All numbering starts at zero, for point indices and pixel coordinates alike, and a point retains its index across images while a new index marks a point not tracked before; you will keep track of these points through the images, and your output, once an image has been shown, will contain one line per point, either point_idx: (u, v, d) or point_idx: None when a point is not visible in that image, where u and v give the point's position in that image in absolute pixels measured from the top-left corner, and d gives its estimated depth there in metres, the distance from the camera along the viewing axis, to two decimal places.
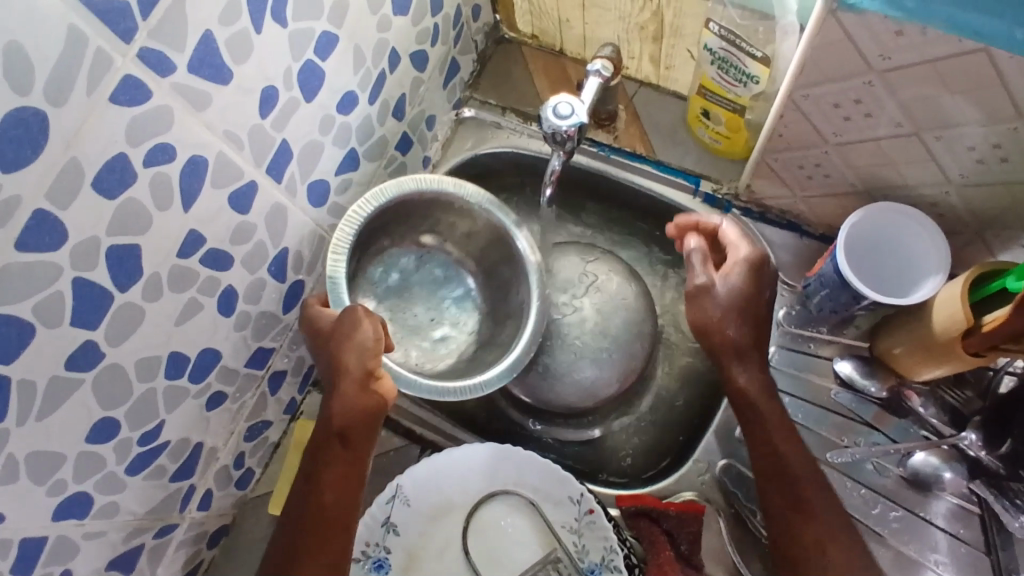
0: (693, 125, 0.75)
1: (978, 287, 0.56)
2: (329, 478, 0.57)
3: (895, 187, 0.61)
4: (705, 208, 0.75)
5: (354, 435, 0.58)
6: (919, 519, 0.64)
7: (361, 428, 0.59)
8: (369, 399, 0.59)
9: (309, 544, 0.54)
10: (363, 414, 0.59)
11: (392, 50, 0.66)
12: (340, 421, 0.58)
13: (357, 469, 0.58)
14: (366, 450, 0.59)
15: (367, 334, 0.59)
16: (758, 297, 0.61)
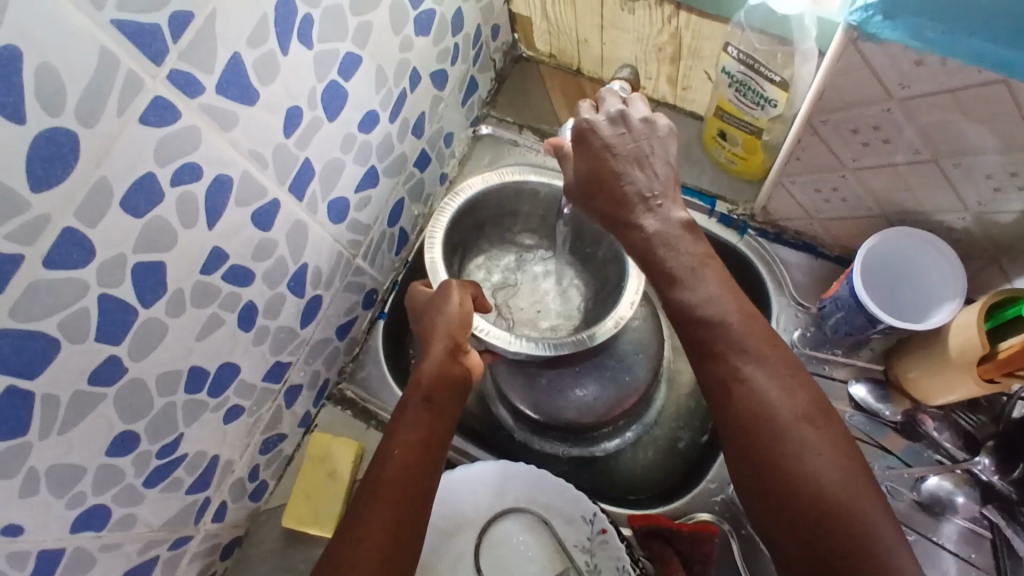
0: (708, 145, 0.76)
1: (994, 315, 0.56)
2: (409, 428, 0.53)
3: (912, 212, 0.61)
4: (721, 229, 0.75)
5: (438, 396, 0.56)
6: (931, 542, 0.64)
7: (449, 390, 0.57)
8: (458, 365, 0.59)
9: (384, 491, 0.50)
10: (452, 380, 0.58)
11: (413, 69, 0.67)
12: (428, 377, 0.57)
13: (442, 424, 0.55)
14: (452, 412, 0.56)
15: (455, 304, 0.62)
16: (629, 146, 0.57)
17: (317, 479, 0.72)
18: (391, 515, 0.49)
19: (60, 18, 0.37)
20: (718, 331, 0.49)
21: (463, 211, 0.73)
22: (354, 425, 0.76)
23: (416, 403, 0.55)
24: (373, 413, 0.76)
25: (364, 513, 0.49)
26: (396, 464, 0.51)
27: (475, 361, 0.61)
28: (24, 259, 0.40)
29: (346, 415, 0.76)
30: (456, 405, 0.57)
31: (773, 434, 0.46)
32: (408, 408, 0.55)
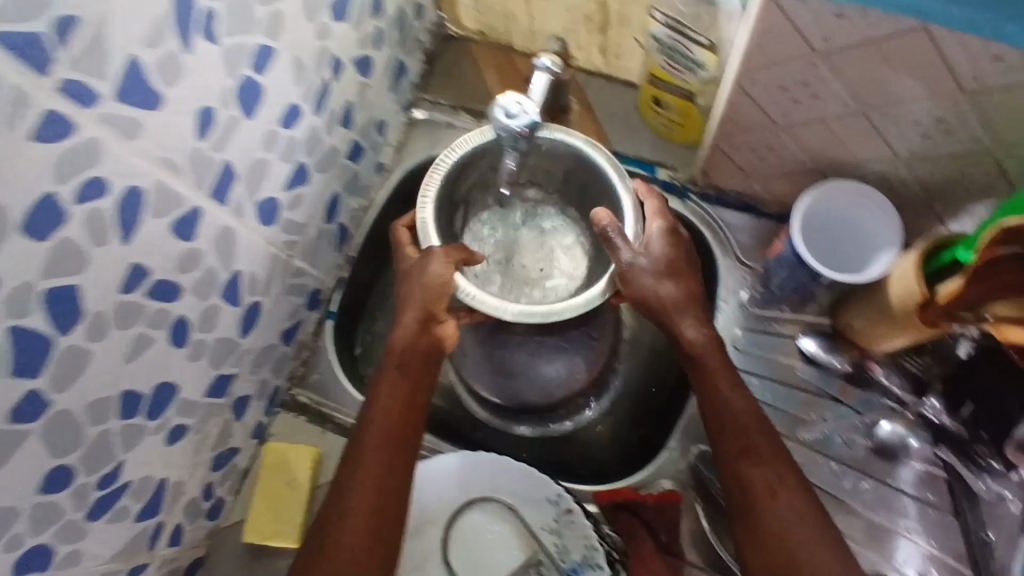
0: (645, 112, 0.74)
1: (930, 264, 0.57)
2: (383, 416, 0.54)
3: (847, 165, 0.61)
4: (662, 196, 0.74)
5: (412, 369, 0.56)
6: (888, 487, 0.66)
7: (417, 366, 0.56)
8: (432, 338, 0.58)
9: (355, 479, 0.51)
10: (424, 352, 0.57)
11: (335, 57, 0.64)
12: (400, 352, 0.57)
13: (416, 398, 0.55)
14: (416, 394, 0.55)
15: (434, 272, 0.59)
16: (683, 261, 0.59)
17: (274, 487, 0.70)
18: (364, 499, 0.50)
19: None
20: (720, 406, 0.54)
21: (463, 165, 0.68)
22: (310, 430, 0.73)
23: (388, 382, 0.56)
24: (328, 416, 0.74)
25: (337, 500, 0.50)
26: (366, 449, 0.52)
27: (450, 332, 0.59)
28: None
29: (300, 421, 0.73)
30: (428, 383, 0.57)
31: (793, 546, 0.47)
32: (380, 397, 0.55)
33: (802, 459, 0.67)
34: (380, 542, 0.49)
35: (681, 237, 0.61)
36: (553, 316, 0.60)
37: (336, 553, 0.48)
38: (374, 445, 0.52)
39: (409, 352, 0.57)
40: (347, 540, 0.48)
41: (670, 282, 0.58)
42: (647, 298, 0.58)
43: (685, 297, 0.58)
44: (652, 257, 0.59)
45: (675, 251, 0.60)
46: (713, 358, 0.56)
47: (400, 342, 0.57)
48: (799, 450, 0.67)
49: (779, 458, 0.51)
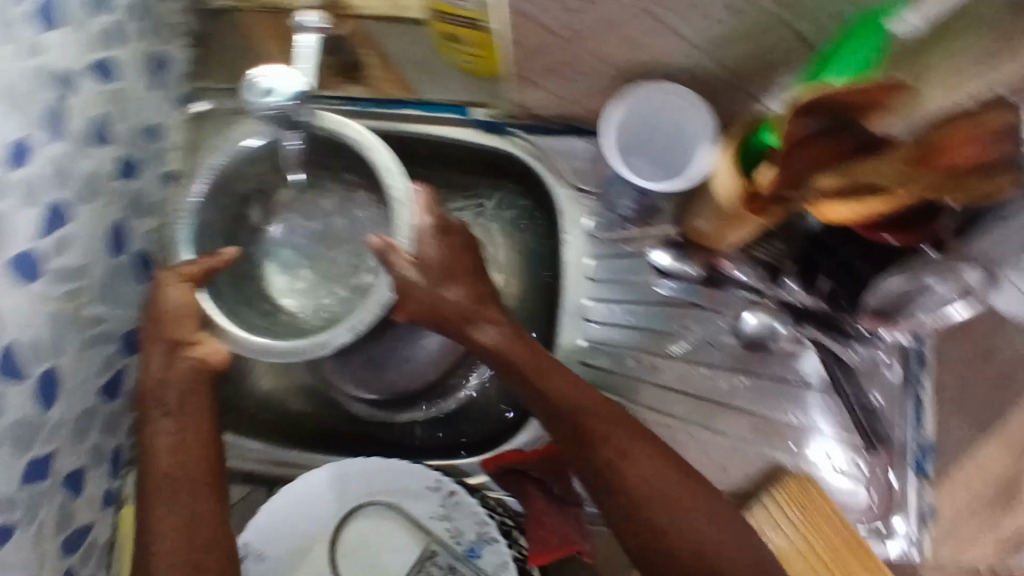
0: (444, 52, 0.67)
1: (746, 151, 0.53)
2: (158, 466, 0.54)
3: (649, 65, 0.57)
4: (483, 136, 0.68)
5: (176, 403, 0.56)
6: (769, 380, 0.65)
7: (175, 396, 0.56)
8: (190, 364, 0.56)
9: (155, 523, 0.52)
10: (180, 382, 0.56)
11: (54, 71, 0.55)
12: (156, 398, 0.56)
13: (201, 427, 0.56)
14: (200, 412, 0.56)
15: (172, 299, 0.56)
16: (464, 255, 0.58)
17: None
18: (171, 537, 0.51)
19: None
20: (545, 391, 0.56)
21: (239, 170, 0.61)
22: None
23: (168, 427, 0.55)
24: None
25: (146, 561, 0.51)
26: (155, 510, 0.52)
27: (216, 355, 0.57)
28: None
29: None
30: (205, 416, 0.57)
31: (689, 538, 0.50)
32: (156, 442, 0.54)
33: (673, 373, 0.66)
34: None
35: (452, 232, 0.58)
36: (293, 353, 0.55)
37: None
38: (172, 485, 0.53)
39: (167, 394, 0.56)
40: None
41: (454, 291, 0.57)
42: (436, 309, 0.57)
43: (476, 297, 0.58)
44: (427, 252, 0.56)
45: (453, 248, 0.57)
46: (512, 350, 0.57)
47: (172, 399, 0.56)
48: (671, 365, 0.66)
49: (622, 430, 0.54)
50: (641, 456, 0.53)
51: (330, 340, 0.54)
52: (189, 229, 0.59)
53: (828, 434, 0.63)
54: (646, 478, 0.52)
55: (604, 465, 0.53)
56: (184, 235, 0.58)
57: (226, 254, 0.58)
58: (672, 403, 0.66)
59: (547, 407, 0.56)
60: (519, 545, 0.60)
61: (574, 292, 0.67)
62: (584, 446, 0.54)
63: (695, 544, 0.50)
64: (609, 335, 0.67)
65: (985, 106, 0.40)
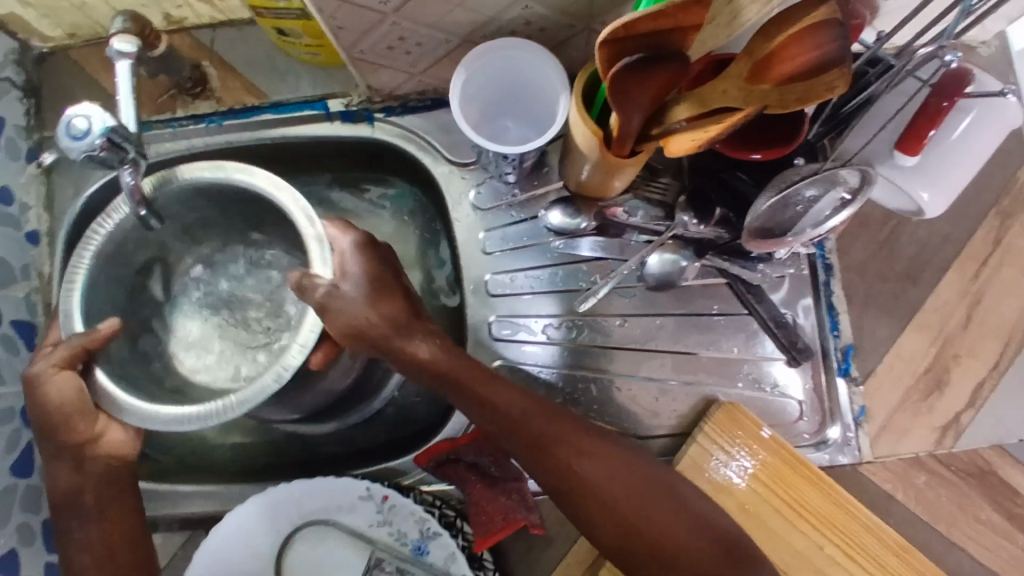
0: (283, 48, 0.64)
1: (593, 102, 0.51)
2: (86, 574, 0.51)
3: (485, 23, 0.53)
4: (347, 128, 0.65)
5: (92, 498, 0.52)
6: (684, 315, 0.63)
7: (93, 500, 0.52)
8: (99, 461, 0.51)
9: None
10: (99, 476, 0.52)
11: None
12: (71, 498, 0.51)
13: (123, 517, 0.52)
14: (121, 508, 0.52)
15: (59, 391, 0.47)
16: (387, 272, 0.51)
17: None
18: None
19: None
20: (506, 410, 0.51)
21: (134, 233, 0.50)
22: None
23: (89, 532, 0.52)
24: None
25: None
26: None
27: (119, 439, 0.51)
28: None
29: None
30: (128, 513, 0.53)
31: (657, 540, 0.49)
32: (79, 555, 0.51)
33: (589, 330, 0.63)
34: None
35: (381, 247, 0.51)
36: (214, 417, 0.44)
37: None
38: None
39: (83, 501, 0.51)
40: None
41: (387, 294, 0.50)
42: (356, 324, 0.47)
43: (390, 321, 0.50)
44: (355, 282, 0.48)
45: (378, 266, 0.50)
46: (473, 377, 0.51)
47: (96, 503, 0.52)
48: (585, 322, 0.63)
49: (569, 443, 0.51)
50: (598, 459, 0.51)
51: (228, 410, 0.44)
52: (84, 297, 0.47)
53: (762, 358, 0.63)
54: (608, 481, 0.50)
55: (568, 470, 0.50)
56: (74, 307, 0.47)
57: (107, 331, 0.46)
58: (596, 359, 0.63)
59: (506, 421, 0.51)
60: (464, 533, 0.59)
61: (474, 269, 0.64)
62: (550, 450, 0.50)
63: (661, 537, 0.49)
64: (517, 306, 0.64)
65: (808, 3, 0.40)
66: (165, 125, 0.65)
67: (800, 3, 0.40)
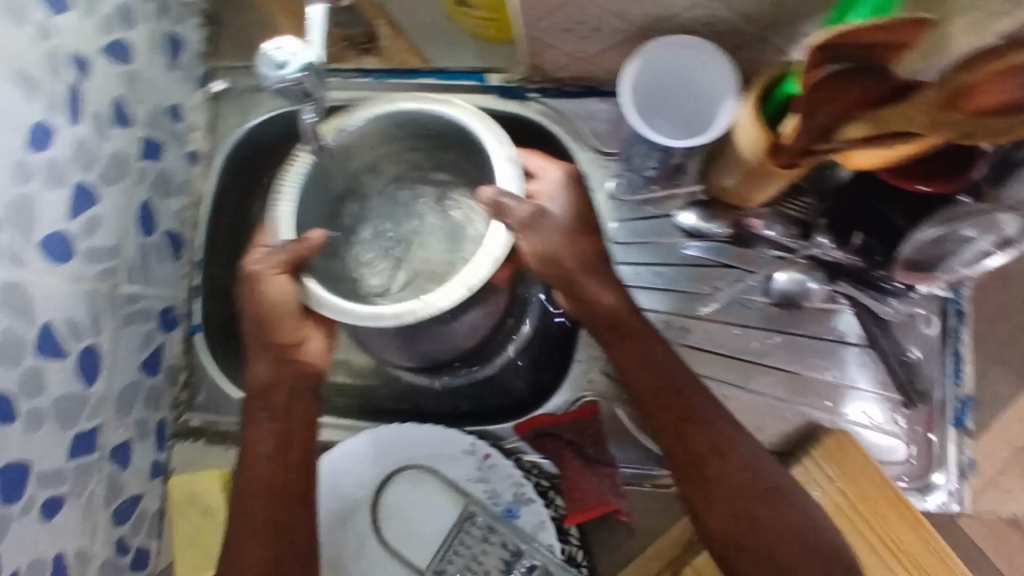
0: (455, 16, 0.67)
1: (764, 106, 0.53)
2: (255, 461, 0.53)
3: (665, 19, 0.55)
4: (502, 103, 0.68)
5: (277, 394, 0.54)
6: (801, 337, 0.64)
7: (283, 399, 0.54)
8: (298, 362, 0.54)
9: (251, 510, 0.52)
10: (295, 378, 0.54)
11: (75, 55, 0.55)
12: (261, 385, 0.54)
13: (295, 422, 0.54)
14: (304, 412, 0.55)
15: (274, 291, 0.50)
16: (588, 209, 0.54)
17: (190, 526, 0.66)
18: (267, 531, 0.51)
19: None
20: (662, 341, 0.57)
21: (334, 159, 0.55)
22: (212, 452, 0.69)
23: (269, 426, 0.54)
24: (227, 432, 0.70)
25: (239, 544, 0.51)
26: (253, 490, 0.52)
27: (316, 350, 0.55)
28: None
29: (199, 446, 0.69)
30: (308, 420, 0.55)
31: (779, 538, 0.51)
32: (256, 445, 0.53)
33: (704, 333, 0.64)
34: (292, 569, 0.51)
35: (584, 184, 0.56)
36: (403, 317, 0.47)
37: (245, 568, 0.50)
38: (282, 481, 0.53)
39: (273, 394, 0.54)
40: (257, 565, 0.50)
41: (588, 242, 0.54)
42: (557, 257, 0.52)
43: (583, 255, 0.53)
44: (562, 207, 0.53)
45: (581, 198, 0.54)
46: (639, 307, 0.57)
47: (286, 396, 0.54)
48: (702, 325, 0.65)
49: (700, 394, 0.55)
50: (749, 446, 0.54)
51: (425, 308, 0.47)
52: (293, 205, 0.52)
53: (864, 391, 0.63)
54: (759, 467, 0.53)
55: (719, 445, 0.53)
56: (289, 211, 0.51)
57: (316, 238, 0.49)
58: (705, 364, 0.64)
59: (670, 387, 0.55)
60: (556, 505, 0.61)
61: None
62: (704, 426, 0.54)
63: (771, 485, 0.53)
64: (637, 297, 0.65)
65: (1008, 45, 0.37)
66: (330, 73, 0.68)
67: (998, 44, 0.37)
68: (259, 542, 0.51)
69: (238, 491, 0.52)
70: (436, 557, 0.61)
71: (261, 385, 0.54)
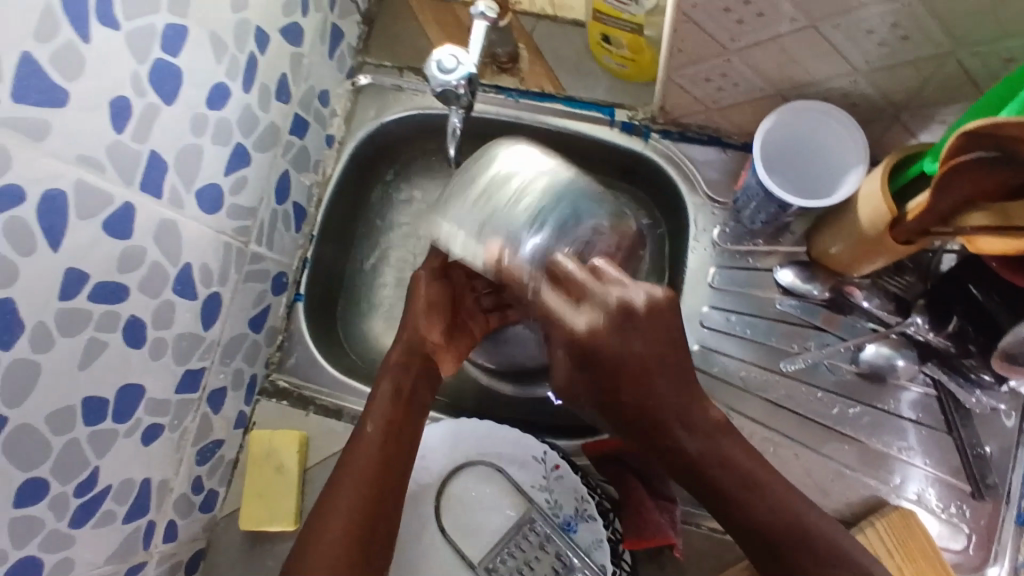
0: (596, 52, 0.72)
1: (897, 177, 0.55)
2: (369, 432, 0.55)
3: (805, 84, 0.58)
4: (624, 137, 0.71)
5: (408, 374, 0.59)
6: (880, 411, 0.64)
7: (408, 380, 0.59)
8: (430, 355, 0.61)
9: (361, 475, 0.53)
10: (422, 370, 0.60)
11: (257, 29, 0.60)
12: (403, 360, 0.59)
13: (410, 416, 0.58)
14: (421, 406, 0.59)
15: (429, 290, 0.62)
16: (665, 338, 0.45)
17: (263, 478, 0.70)
18: (365, 501, 0.52)
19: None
20: (642, 391, 0.46)
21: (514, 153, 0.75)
22: (292, 415, 0.73)
23: (386, 402, 0.57)
24: (310, 399, 0.74)
25: (331, 510, 0.52)
26: (368, 464, 0.54)
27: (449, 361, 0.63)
28: None
29: (281, 406, 0.73)
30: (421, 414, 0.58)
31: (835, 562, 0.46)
32: (374, 413, 0.57)
33: (784, 391, 0.66)
34: (372, 547, 0.51)
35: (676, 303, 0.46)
36: None
37: (330, 535, 0.50)
38: (388, 456, 0.54)
39: (401, 377, 0.59)
40: (348, 535, 0.51)
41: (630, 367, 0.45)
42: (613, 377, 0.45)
43: None
44: None
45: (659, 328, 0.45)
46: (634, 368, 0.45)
47: (418, 385, 0.59)
48: (784, 382, 0.66)
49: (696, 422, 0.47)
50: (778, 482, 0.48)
51: None
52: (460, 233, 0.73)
53: (930, 474, 0.63)
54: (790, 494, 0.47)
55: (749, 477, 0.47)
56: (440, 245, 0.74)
57: None
58: (781, 419, 0.65)
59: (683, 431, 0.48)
60: (615, 527, 0.62)
61: (694, 299, 0.69)
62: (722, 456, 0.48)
63: (768, 524, 0.47)
64: (723, 343, 0.68)
65: None
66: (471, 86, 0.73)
67: None
68: (353, 507, 0.52)
69: (342, 459, 0.55)
70: (490, 555, 0.63)
71: (396, 368, 0.59)
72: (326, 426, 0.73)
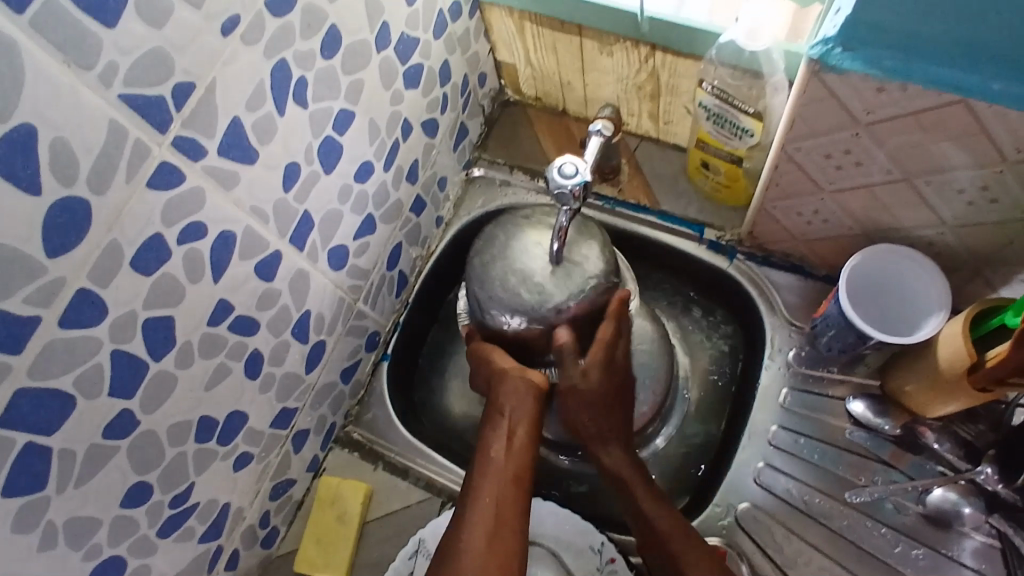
0: (693, 175, 0.79)
1: (980, 325, 0.58)
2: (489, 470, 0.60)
3: (893, 230, 0.63)
4: (710, 254, 0.77)
5: (513, 413, 0.63)
6: (944, 557, 0.64)
7: (513, 417, 0.63)
8: (528, 382, 0.64)
9: (479, 515, 0.57)
10: (528, 406, 0.63)
11: (405, 120, 0.69)
12: (498, 401, 0.64)
13: (524, 454, 0.61)
14: (530, 441, 0.62)
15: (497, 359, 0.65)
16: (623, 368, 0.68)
17: (325, 523, 0.73)
18: (482, 539, 0.56)
19: (41, 73, 0.37)
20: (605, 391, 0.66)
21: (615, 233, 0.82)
22: (362, 466, 0.77)
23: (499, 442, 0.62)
24: (380, 454, 0.77)
25: (453, 554, 0.56)
26: (483, 511, 0.58)
27: (541, 376, 0.65)
28: (42, 320, 0.41)
29: (353, 457, 0.77)
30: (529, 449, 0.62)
31: None
32: (493, 452, 0.61)
33: (847, 521, 0.66)
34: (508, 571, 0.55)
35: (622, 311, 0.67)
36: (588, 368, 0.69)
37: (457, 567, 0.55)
38: (505, 495, 0.59)
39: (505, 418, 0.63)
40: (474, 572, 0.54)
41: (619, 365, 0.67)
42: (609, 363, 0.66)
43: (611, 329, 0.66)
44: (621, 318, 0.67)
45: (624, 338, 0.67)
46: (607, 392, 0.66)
47: (518, 416, 0.63)
48: (848, 513, 0.67)
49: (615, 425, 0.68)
50: (659, 504, 0.65)
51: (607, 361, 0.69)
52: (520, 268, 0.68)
53: None
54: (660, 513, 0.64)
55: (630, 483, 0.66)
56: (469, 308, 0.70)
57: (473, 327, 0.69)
58: (842, 551, 0.65)
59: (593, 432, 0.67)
60: None
61: (764, 415, 0.71)
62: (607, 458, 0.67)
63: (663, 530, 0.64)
64: (788, 463, 0.69)
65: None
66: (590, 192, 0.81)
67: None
68: (480, 537, 0.56)
69: (464, 495, 0.60)
70: None
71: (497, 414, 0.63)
72: (391, 484, 0.76)
